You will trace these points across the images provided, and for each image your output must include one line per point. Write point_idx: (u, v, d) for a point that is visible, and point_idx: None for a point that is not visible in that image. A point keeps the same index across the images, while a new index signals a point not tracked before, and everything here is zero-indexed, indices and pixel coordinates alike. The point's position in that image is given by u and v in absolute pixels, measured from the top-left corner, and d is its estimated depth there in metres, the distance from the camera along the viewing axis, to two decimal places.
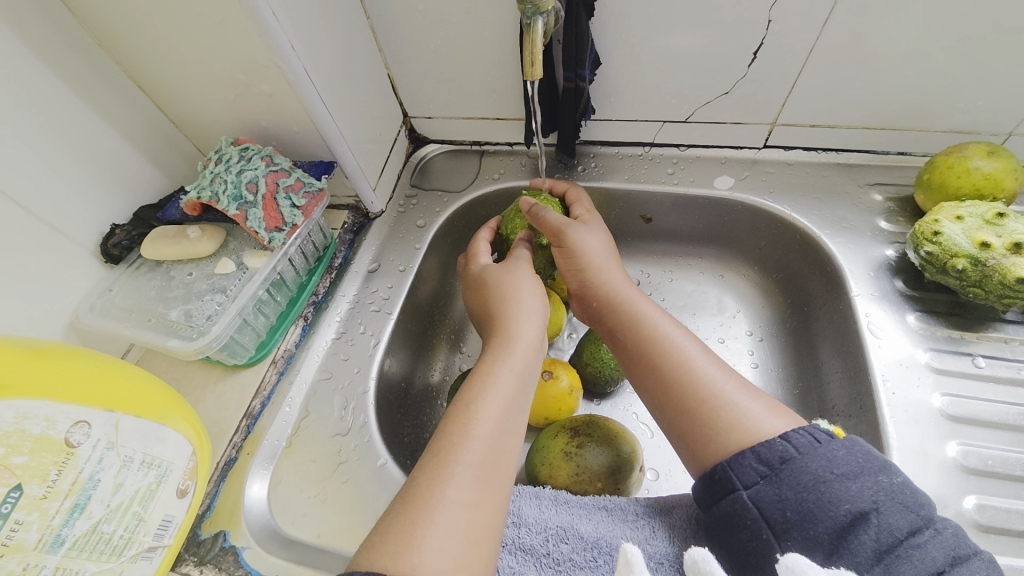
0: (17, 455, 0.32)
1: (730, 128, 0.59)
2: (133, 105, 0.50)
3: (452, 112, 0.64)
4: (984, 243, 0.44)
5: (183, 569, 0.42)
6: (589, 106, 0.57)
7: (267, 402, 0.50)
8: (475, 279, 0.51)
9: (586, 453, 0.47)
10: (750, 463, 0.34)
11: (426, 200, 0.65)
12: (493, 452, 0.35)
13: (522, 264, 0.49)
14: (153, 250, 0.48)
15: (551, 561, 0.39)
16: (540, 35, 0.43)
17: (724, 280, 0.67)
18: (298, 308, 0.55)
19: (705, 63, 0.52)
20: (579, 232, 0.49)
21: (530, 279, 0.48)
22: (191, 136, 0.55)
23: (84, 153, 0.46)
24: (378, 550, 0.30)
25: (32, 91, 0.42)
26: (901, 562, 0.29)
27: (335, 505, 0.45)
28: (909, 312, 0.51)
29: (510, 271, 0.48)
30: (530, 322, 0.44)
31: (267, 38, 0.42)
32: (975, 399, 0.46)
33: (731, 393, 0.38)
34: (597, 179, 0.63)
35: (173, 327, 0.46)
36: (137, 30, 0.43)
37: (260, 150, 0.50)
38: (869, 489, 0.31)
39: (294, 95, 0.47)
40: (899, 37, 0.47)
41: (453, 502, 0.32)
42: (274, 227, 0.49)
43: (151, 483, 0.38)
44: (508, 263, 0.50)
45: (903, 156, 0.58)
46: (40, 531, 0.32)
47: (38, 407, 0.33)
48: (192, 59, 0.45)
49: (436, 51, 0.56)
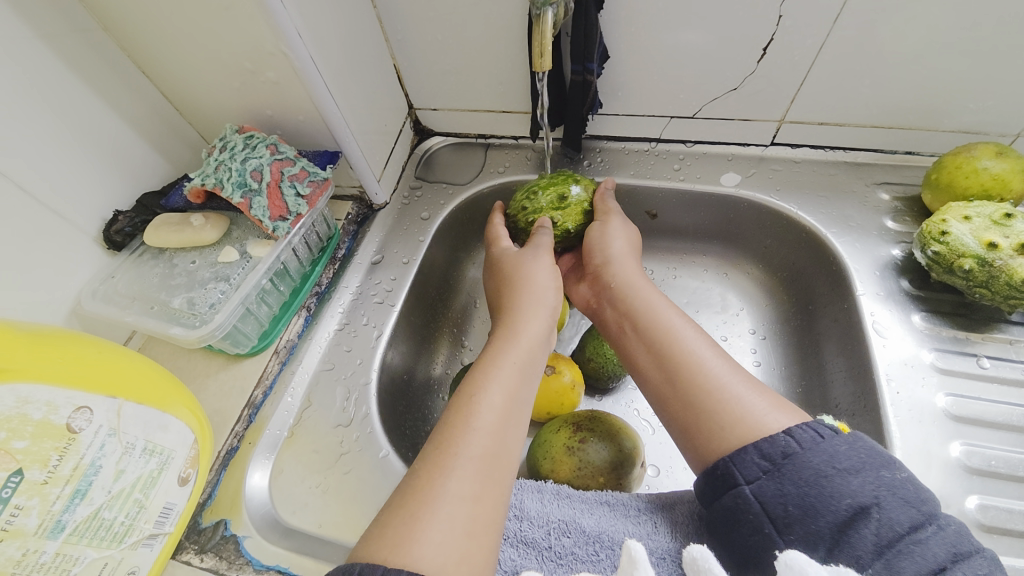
0: (18, 440, 0.32)
1: (737, 125, 0.59)
2: (136, 91, 0.49)
3: (458, 105, 0.63)
4: (991, 244, 0.44)
5: (183, 558, 0.41)
6: (596, 100, 0.56)
7: (269, 392, 0.50)
8: (495, 261, 0.51)
9: (589, 448, 0.46)
10: (751, 458, 0.34)
11: (430, 192, 0.65)
12: (495, 445, 0.35)
13: (540, 252, 0.48)
14: (156, 238, 0.48)
15: (552, 554, 0.39)
16: (549, 27, 0.43)
17: (729, 278, 0.67)
18: (301, 299, 0.55)
19: (713, 58, 0.52)
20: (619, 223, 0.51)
21: (548, 269, 0.47)
22: (195, 124, 0.55)
23: (87, 138, 0.46)
24: (377, 542, 0.30)
25: (36, 74, 0.41)
26: (902, 558, 0.29)
27: (337, 495, 0.45)
28: (914, 312, 0.51)
29: (527, 258, 0.48)
30: (534, 311, 0.44)
31: (274, 25, 0.41)
32: (979, 399, 0.46)
33: (736, 387, 0.38)
34: (603, 174, 0.63)
35: (175, 315, 0.46)
36: (143, 14, 0.43)
37: (265, 138, 0.50)
38: (870, 484, 0.31)
39: (300, 83, 0.46)
40: (910, 34, 0.47)
41: (455, 496, 0.32)
42: (278, 216, 0.49)
43: (152, 470, 0.38)
44: (528, 249, 0.49)
45: (910, 155, 0.58)
46: (40, 516, 0.32)
47: (39, 391, 0.33)
48: (198, 45, 0.45)
49: (443, 42, 0.56)
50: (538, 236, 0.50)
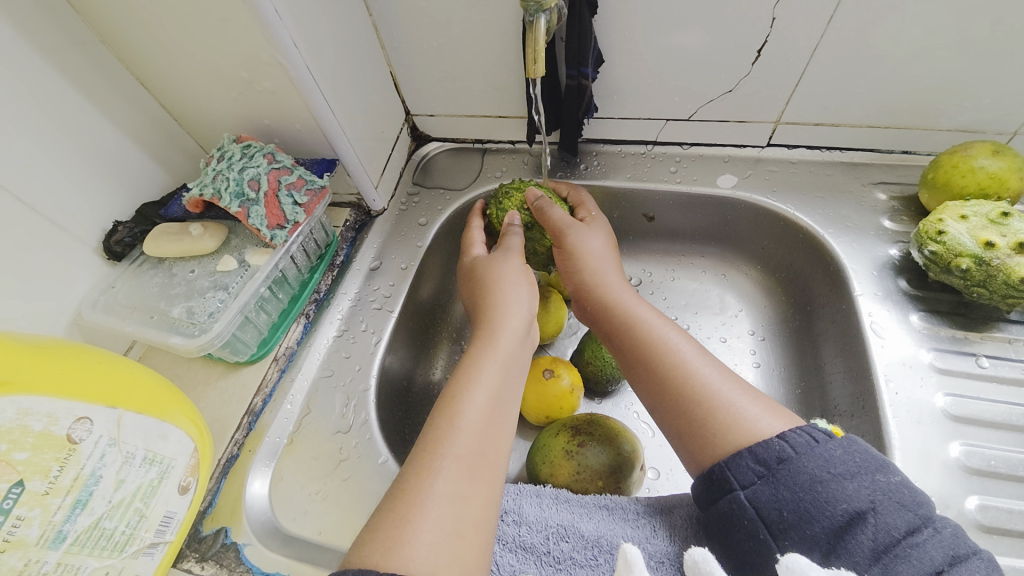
0: (19, 451, 0.32)
1: (733, 126, 0.59)
2: (134, 102, 0.50)
3: (454, 110, 0.64)
4: (989, 243, 0.44)
5: (184, 566, 0.42)
6: (592, 104, 0.57)
7: (268, 400, 0.50)
8: (466, 269, 0.51)
9: (588, 452, 0.46)
10: (746, 463, 0.34)
11: (428, 198, 0.65)
12: (481, 444, 0.35)
13: (510, 256, 0.49)
14: (155, 248, 0.49)
15: (551, 560, 0.39)
16: (542, 34, 0.44)
17: (726, 279, 0.67)
18: (300, 306, 0.55)
19: (708, 61, 0.52)
20: (578, 233, 0.50)
21: (517, 270, 0.48)
22: (193, 133, 0.55)
23: (86, 149, 0.46)
24: (368, 547, 0.30)
25: (34, 88, 0.42)
26: (899, 561, 0.29)
27: (337, 502, 0.45)
28: (912, 312, 0.51)
29: (497, 260, 0.48)
30: (515, 312, 0.44)
31: (270, 36, 0.42)
32: (978, 400, 0.46)
33: (729, 393, 0.38)
34: (599, 177, 0.63)
35: (174, 324, 0.46)
36: (139, 26, 0.43)
37: (262, 147, 0.50)
38: (865, 489, 0.31)
39: (296, 92, 0.47)
40: (904, 34, 0.47)
41: (442, 496, 0.32)
42: (276, 225, 0.49)
43: (153, 479, 0.38)
44: (497, 252, 0.49)
45: (907, 154, 0.58)
46: (41, 527, 0.32)
47: (39, 403, 0.33)
48: (194, 56, 0.45)
49: (438, 48, 0.56)
50: (509, 238, 0.50)
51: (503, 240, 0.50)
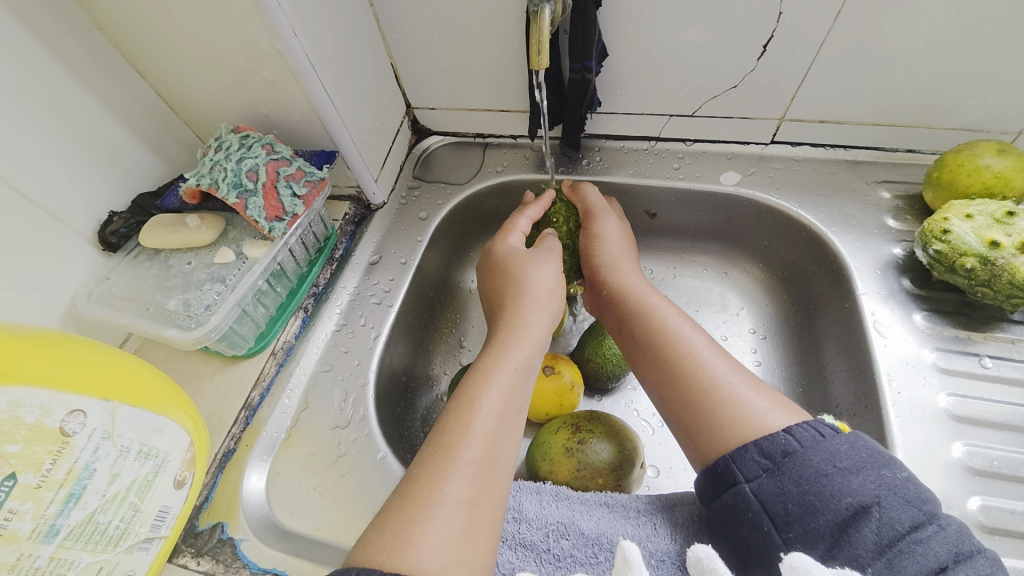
0: (11, 443, 0.31)
1: (737, 123, 0.59)
2: (131, 91, 0.49)
3: (456, 104, 0.63)
4: (994, 242, 0.44)
5: (179, 561, 0.41)
6: (595, 98, 0.56)
7: (266, 394, 0.49)
8: (495, 257, 0.50)
9: (589, 449, 0.46)
10: (752, 456, 0.34)
11: (428, 192, 0.64)
12: (493, 449, 0.34)
13: (550, 257, 0.48)
14: (151, 238, 0.48)
15: (551, 557, 0.39)
16: (546, 23, 0.44)
17: (728, 277, 0.67)
18: (298, 300, 0.54)
19: (712, 56, 0.52)
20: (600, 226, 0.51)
21: (552, 271, 0.47)
22: (190, 124, 0.55)
23: (81, 138, 0.46)
24: (374, 546, 0.30)
25: (29, 75, 0.41)
26: (904, 557, 0.28)
27: (335, 497, 0.45)
28: (916, 311, 0.50)
29: (537, 254, 0.48)
30: (535, 313, 0.44)
31: (270, 25, 0.41)
32: (980, 399, 0.46)
33: (736, 385, 0.37)
34: (602, 173, 0.63)
35: (170, 317, 0.45)
36: (137, 13, 0.43)
37: (261, 138, 0.50)
38: (870, 483, 0.31)
39: (296, 82, 0.46)
40: (911, 31, 0.46)
41: (453, 499, 0.31)
42: (273, 217, 0.48)
43: (147, 473, 0.38)
44: (539, 249, 0.49)
45: (911, 153, 0.58)
46: (34, 520, 0.32)
47: (32, 394, 0.33)
48: (192, 43, 0.44)
49: (441, 40, 0.55)
50: (547, 241, 0.50)
51: (542, 242, 0.50)
